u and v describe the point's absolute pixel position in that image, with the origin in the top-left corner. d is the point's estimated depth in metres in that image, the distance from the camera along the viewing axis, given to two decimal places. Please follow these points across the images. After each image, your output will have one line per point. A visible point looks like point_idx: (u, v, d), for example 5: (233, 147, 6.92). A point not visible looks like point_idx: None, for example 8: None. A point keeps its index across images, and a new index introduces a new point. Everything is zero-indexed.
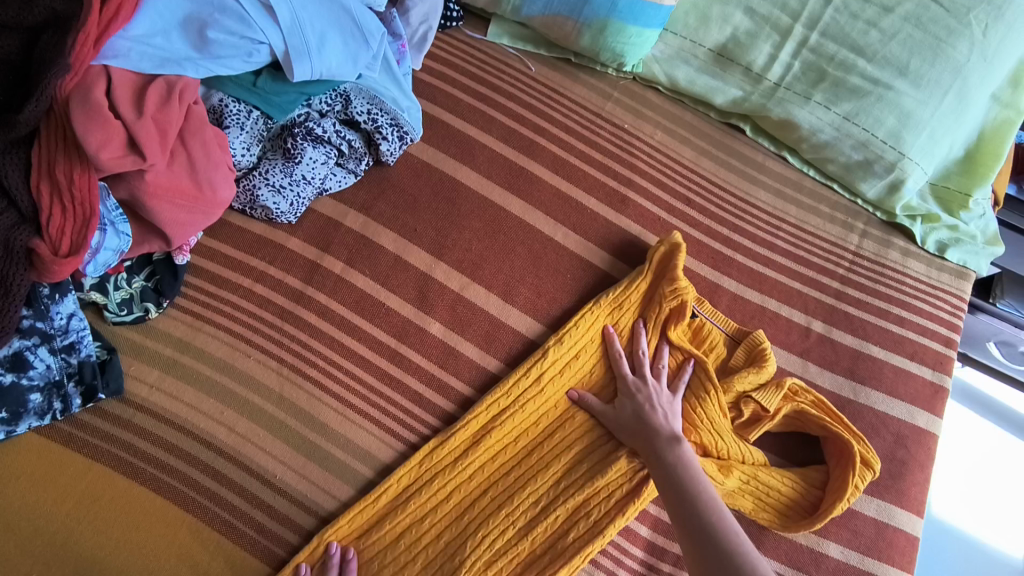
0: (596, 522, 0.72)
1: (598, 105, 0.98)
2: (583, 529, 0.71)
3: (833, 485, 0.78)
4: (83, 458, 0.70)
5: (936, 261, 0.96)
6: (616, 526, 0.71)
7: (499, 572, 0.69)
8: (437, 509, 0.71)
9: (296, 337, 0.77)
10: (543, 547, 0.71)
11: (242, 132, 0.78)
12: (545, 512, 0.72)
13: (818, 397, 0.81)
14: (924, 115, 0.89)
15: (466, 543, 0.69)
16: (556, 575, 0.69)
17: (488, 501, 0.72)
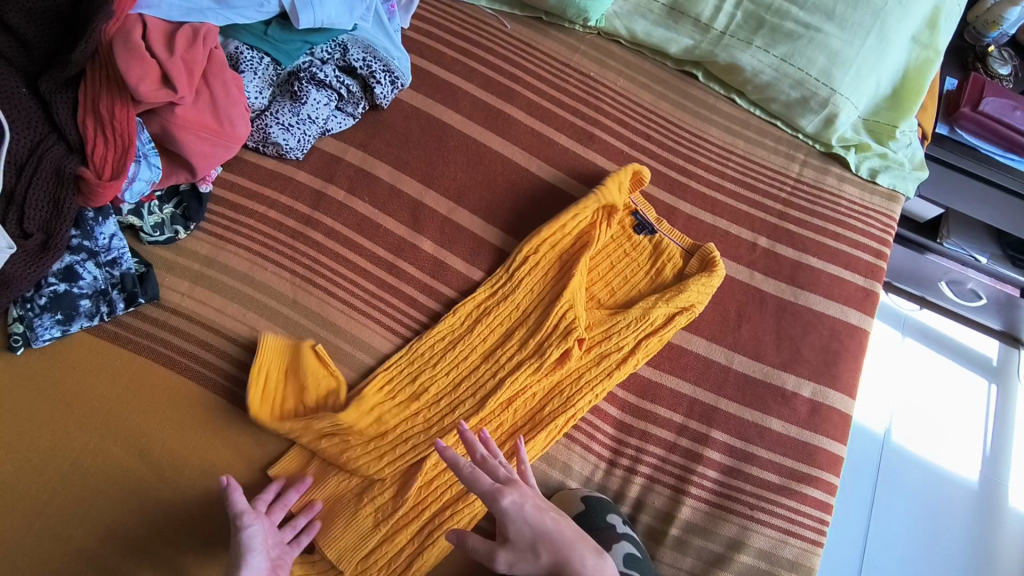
0: (568, 398, 0.84)
1: (567, 56, 1.11)
2: (557, 405, 0.84)
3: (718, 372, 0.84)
4: (128, 352, 0.82)
5: (869, 186, 1.09)
6: (584, 402, 0.84)
7: (485, 438, 0.81)
8: (430, 388, 0.83)
9: (306, 252, 0.89)
10: (523, 419, 0.83)
11: (256, 77, 0.89)
12: (524, 389, 0.84)
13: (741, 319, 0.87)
14: (850, 53, 1.03)
15: (456, 413, 0.81)
16: (535, 441, 0.82)
17: (474, 380, 0.83)
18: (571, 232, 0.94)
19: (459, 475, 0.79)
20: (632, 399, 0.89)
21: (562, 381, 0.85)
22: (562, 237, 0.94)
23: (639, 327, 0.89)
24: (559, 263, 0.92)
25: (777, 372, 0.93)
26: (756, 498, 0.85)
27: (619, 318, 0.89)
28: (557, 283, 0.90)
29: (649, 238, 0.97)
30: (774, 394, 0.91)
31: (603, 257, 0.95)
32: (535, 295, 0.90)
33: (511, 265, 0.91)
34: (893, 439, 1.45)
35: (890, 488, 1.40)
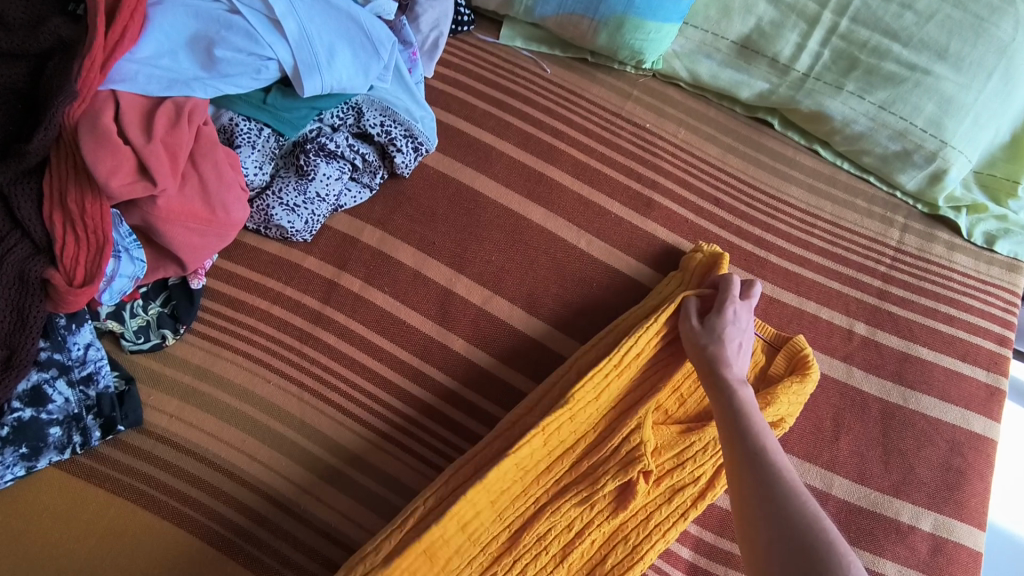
0: (634, 546, 0.69)
1: (617, 104, 0.95)
2: (621, 553, 0.69)
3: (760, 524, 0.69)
4: (105, 493, 0.68)
5: (985, 255, 0.91)
6: (656, 549, 0.69)
7: None
8: (464, 536, 0.68)
9: (316, 359, 0.75)
10: (580, 571, 0.69)
11: (254, 151, 0.76)
12: (580, 537, 0.69)
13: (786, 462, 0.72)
14: (966, 100, 0.85)
15: (497, 570, 0.67)
16: None
17: (518, 522, 0.69)
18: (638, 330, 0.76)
19: None
20: (709, 536, 0.73)
21: (627, 523, 0.70)
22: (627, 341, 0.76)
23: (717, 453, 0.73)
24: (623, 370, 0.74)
25: (888, 499, 0.76)
26: None
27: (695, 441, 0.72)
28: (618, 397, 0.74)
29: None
30: (886, 530, 0.74)
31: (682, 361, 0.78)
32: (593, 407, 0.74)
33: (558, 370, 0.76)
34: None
35: None
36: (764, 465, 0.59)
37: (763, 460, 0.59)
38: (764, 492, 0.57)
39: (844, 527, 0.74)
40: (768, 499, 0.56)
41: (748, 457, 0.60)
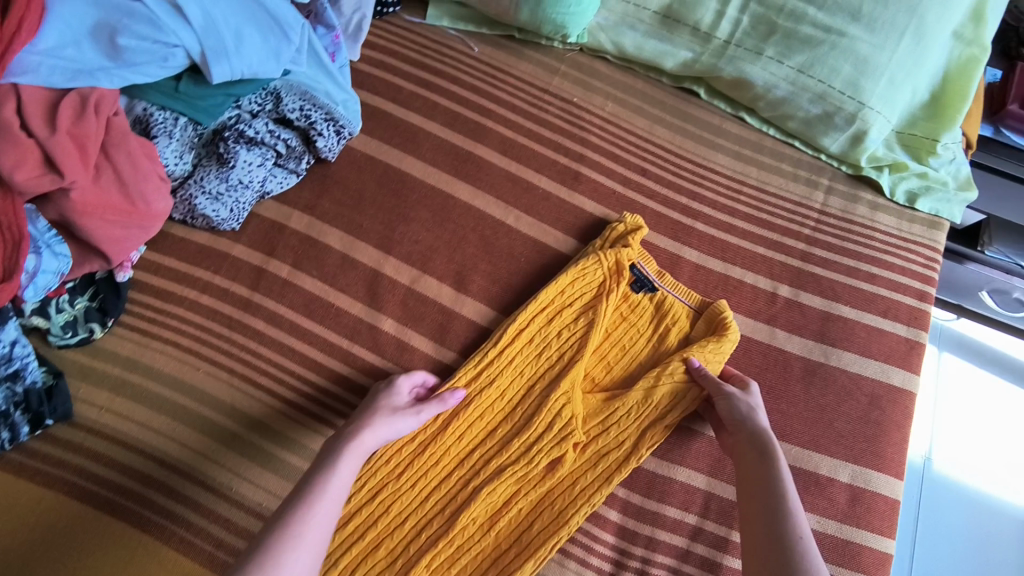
0: (560, 512, 0.71)
1: (545, 80, 0.95)
2: (548, 519, 0.70)
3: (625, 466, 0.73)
4: (36, 488, 0.68)
5: (907, 213, 0.93)
6: (582, 514, 0.71)
7: (463, 567, 0.69)
8: (392, 507, 0.70)
9: (246, 346, 0.77)
10: (509, 539, 0.70)
11: (172, 141, 0.75)
12: (508, 505, 0.71)
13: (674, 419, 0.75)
14: (881, 60, 0.86)
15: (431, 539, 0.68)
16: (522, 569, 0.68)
17: (445, 491, 0.71)
18: (569, 303, 0.80)
19: None
20: (636, 499, 0.75)
21: (553, 490, 0.72)
22: (557, 316, 0.79)
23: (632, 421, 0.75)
24: (552, 345, 0.78)
25: (809, 453, 0.78)
26: None
27: (616, 407, 0.75)
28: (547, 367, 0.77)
29: (650, 298, 0.82)
30: (806, 483, 0.77)
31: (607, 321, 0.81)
32: (522, 381, 0.76)
33: (485, 346, 0.77)
34: (933, 469, 1.38)
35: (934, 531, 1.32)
36: (768, 454, 0.70)
37: (768, 465, 0.70)
38: (756, 467, 0.70)
39: None
40: (768, 493, 0.68)
41: (757, 451, 0.71)
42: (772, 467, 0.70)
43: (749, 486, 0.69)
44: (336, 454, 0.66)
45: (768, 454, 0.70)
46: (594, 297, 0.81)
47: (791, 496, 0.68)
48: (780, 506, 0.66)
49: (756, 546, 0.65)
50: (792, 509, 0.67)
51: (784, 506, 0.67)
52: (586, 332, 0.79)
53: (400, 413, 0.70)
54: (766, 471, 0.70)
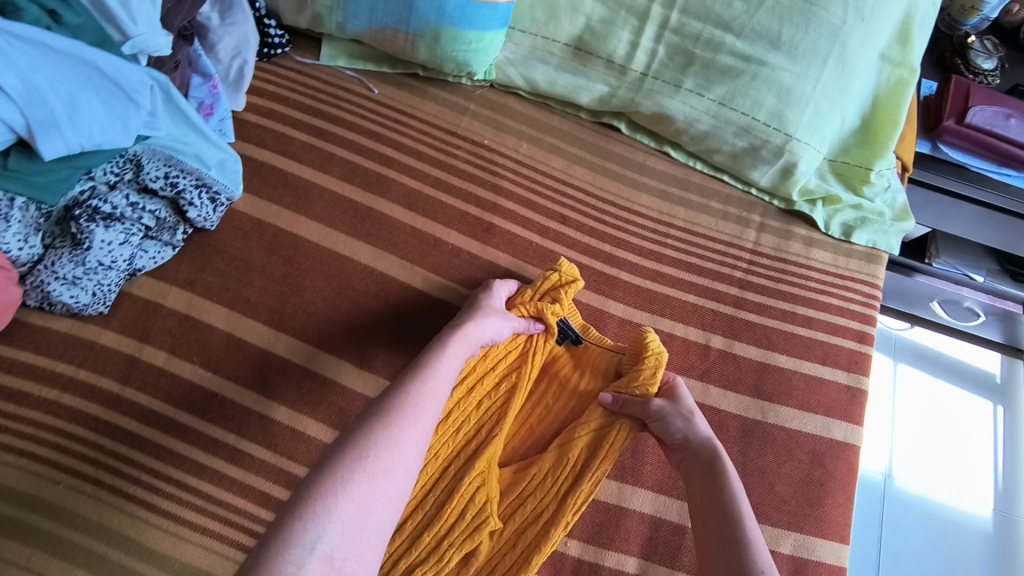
0: None
1: (453, 121, 0.88)
2: None
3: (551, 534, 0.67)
4: None
5: (844, 247, 0.88)
6: None
7: None
8: None
9: (114, 450, 0.67)
10: None
11: (11, 224, 0.65)
12: None
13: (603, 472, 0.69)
14: (805, 90, 0.81)
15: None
16: None
17: None
18: (492, 367, 0.74)
19: None
20: None
21: None
22: (477, 382, 0.73)
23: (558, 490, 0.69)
24: (469, 415, 0.71)
25: None
26: None
27: (532, 476, 0.70)
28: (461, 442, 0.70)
29: (576, 348, 0.78)
30: None
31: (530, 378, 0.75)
32: (436, 463, 0.69)
33: None
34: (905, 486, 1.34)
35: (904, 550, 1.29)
36: (715, 466, 0.66)
37: (716, 477, 0.66)
38: (703, 479, 0.66)
39: None
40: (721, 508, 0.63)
41: (703, 464, 0.67)
42: (720, 479, 0.65)
43: (700, 504, 0.65)
44: (444, 341, 0.66)
45: (715, 465, 0.66)
46: (519, 356, 0.76)
47: (744, 507, 0.63)
48: (733, 521, 0.62)
49: (717, 565, 0.60)
50: (746, 522, 0.62)
51: (739, 519, 0.62)
52: (506, 399, 0.73)
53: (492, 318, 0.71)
54: (716, 484, 0.65)
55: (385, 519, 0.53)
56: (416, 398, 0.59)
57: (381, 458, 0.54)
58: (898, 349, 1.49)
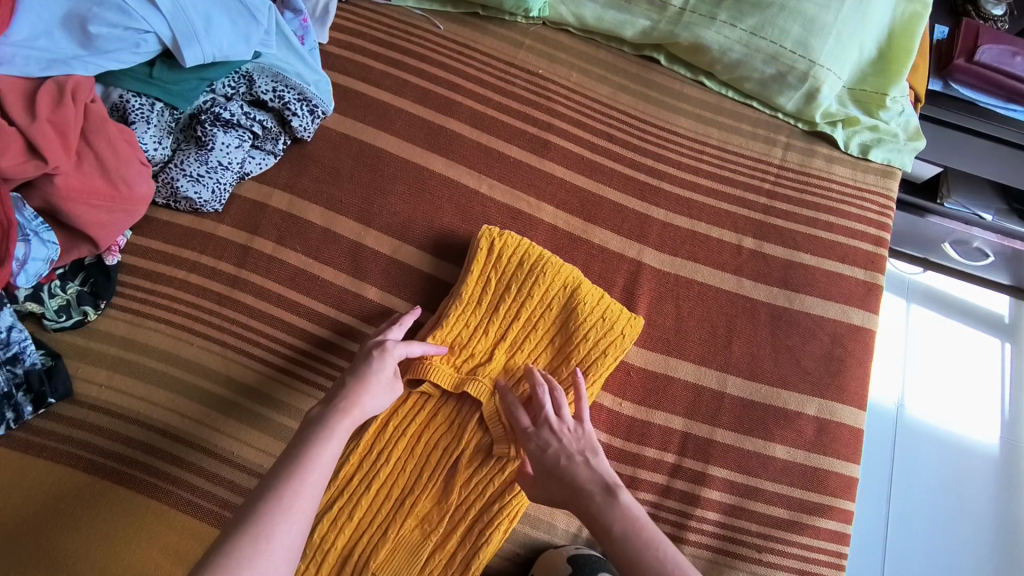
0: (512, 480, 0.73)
1: (510, 54, 0.99)
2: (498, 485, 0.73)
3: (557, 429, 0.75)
4: (44, 462, 0.73)
5: (861, 164, 0.98)
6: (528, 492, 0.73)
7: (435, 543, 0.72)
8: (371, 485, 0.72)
9: (237, 320, 0.80)
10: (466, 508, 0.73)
11: (150, 126, 0.78)
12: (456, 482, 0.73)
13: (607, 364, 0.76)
14: (828, 19, 0.91)
15: (434, 463, 0.73)
16: (491, 542, 0.71)
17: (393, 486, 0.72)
18: (489, 279, 0.79)
19: (444, 563, 0.71)
20: (618, 442, 0.80)
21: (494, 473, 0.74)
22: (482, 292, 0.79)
23: (590, 357, 0.76)
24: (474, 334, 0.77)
25: (776, 391, 0.83)
26: (763, 538, 0.77)
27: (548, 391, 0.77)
28: (503, 320, 0.78)
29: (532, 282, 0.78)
30: (775, 417, 0.82)
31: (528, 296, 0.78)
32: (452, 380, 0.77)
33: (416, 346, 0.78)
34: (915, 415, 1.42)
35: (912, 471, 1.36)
36: (575, 480, 0.67)
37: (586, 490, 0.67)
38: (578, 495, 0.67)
39: (740, 419, 0.82)
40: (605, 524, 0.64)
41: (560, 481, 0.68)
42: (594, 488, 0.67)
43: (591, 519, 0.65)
44: (328, 426, 0.63)
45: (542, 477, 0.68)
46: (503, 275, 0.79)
47: (629, 511, 0.65)
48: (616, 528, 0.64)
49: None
50: (639, 525, 0.64)
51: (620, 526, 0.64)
52: (507, 328, 0.78)
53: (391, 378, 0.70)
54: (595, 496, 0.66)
55: (297, 537, 0.56)
56: (309, 457, 0.60)
57: (258, 551, 0.53)
58: (913, 292, 1.54)
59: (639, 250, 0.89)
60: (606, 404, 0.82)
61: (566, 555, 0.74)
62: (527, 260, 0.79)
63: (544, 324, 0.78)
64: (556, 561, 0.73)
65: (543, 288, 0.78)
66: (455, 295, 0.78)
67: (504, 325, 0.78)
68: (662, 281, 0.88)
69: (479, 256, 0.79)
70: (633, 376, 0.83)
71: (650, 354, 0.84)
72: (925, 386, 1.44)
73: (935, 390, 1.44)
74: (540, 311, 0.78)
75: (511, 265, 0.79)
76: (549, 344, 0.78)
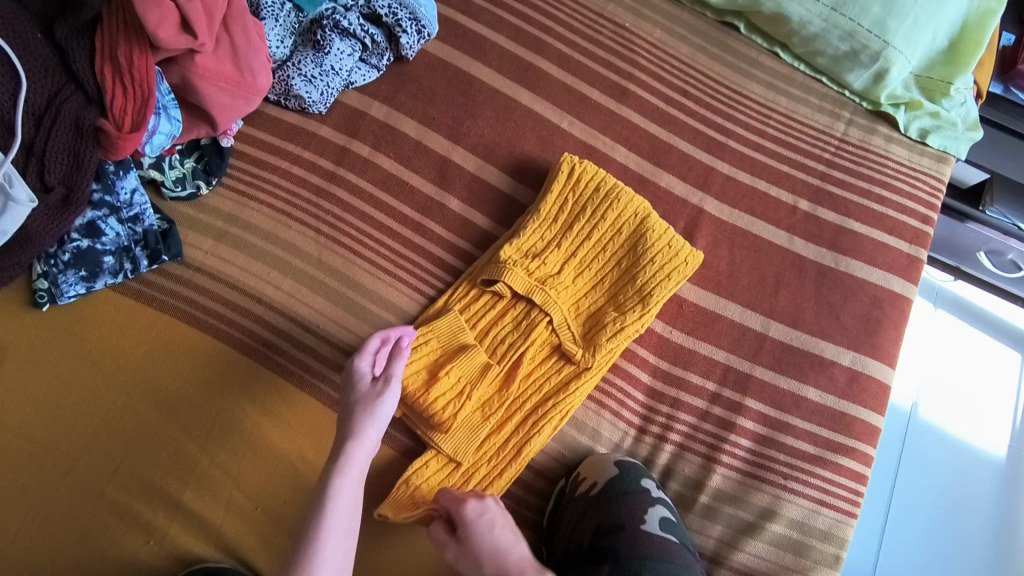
0: (569, 381, 0.80)
1: (600, 5, 1.05)
2: (555, 384, 0.80)
3: (616, 341, 0.82)
4: (153, 311, 0.81)
5: (918, 147, 1.03)
6: (581, 395, 0.80)
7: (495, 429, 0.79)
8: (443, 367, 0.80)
9: (331, 211, 0.87)
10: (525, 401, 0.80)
11: (276, 24, 0.88)
12: (518, 376, 0.80)
13: (667, 289, 0.84)
14: (907, 3, 0.96)
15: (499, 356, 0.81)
16: (542, 434, 0.78)
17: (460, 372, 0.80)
18: (566, 203, 0.86)
19: (498, 446, 0.79)
20: (664, 365, 0.87)
21: (552, 374, 0.81)
22: (559, 212, 0.86)
23: (652, 281, 0.83)
24: (549, 250, 0.85)
25: (815, 340, 0.90)
26: (789, 467, 0.84)
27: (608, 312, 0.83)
28: (575, 238, 0.85)
29: (595, 217, 0.86)
30: (811, 363, 0.88)
31: (598, 223, 0.86)
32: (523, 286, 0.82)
33: (493, 253, 0.86)
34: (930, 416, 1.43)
35: (921, 467, 1.39)
36: None
37: None
38: None
39: (779, 361, 0.88)
40: None
41: None
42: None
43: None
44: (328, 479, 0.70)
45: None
46: (579, 201, 0.86)
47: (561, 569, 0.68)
48: None
49: None
50: None
51: None
52: (578, 248, 0.85)
53: (380, 396, 0.74)
54: None
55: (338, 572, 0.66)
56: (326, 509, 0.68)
57: None
58: (942, 297, 1.55)
59: (702, 198, 0.95)
60: (656, 330, 0.89)
61: (611, 460, 0.81)
62: (603, 188, 0.86)
63: (613, 247, 0.85)
64: (603, 463, 0.81)
65: (615, 214, 0.86)
66: (535, 209, 0.86)
67: (576, 243, 0.85)
68: (719, 229, 0.94)
69: (560, 179, 0.87)
70: (685, 308, 0.90)
71: (702, 291, 0.91)
72: (943, 388, 1.46)
73: (952, 393, 1.46)
74: (610, 234, 0.86)
75: (588, 190, 0.86)
76: (615, 265, 0.85)
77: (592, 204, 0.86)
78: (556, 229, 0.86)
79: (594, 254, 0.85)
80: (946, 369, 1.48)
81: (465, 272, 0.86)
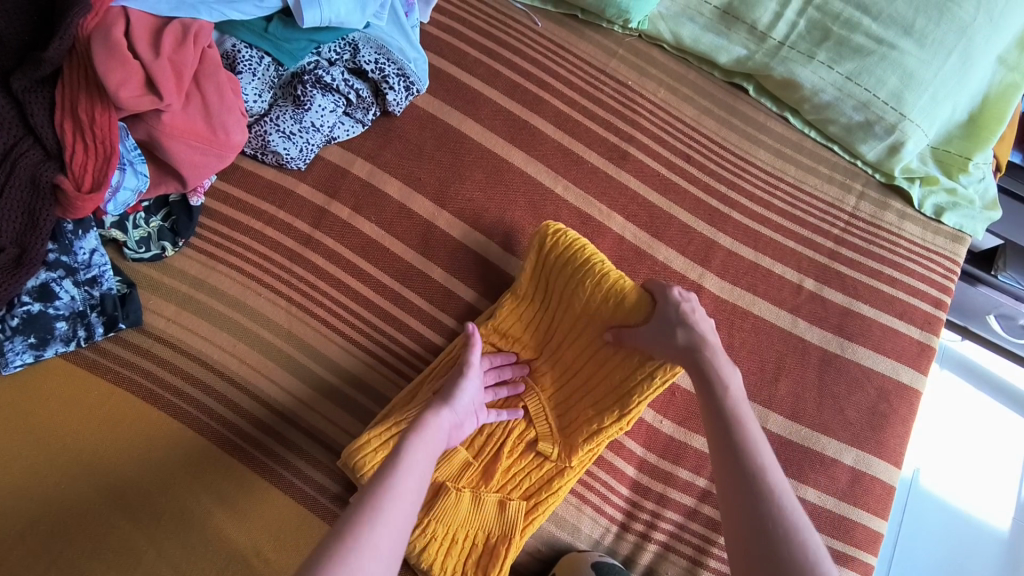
0: (548, 480, 0.75)
1: (602, 61, 1.00)
2: (532, 483, 0.75)
3: (595, 440, 0.76)
4: (106, 383, 0.75)
5: (932, 225, 0.97)
6: (560, 496, 0.74)
7: (469, 532, 0.73)
8: None
9: (305, 278, 0.82)
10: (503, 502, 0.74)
11: (254, 78, 0.82)
12: (496, 473, 0.75)
13: (654, 386, 0.74)
14: (926, 75, 0.90)
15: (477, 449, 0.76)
16: (520, 537, 0.72)
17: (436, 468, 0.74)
18: (548, 281, 0.81)
19: (472, 549, 0.72)
20: (652, 459, 0.81)
21: (531, 471, 0.76)
22: (541, 292, 0.81)
23: (634, 377, 0.75)
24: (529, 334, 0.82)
25: (817, 435, 0.84)
26: None
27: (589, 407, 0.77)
28: (555, 322, 0.81)
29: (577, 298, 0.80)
30: (811, 460, 0.83)
31: (580, 306, 0.79)
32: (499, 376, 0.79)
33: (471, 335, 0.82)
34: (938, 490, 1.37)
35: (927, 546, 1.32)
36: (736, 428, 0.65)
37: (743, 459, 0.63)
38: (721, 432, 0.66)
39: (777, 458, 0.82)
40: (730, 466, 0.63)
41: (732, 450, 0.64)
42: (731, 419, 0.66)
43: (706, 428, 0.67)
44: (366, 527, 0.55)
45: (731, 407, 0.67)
46: (561, 279, 0.80)
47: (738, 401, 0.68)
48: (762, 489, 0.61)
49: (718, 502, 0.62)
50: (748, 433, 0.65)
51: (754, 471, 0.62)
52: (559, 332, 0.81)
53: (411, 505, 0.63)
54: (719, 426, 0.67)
55: None
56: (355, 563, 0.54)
57: None
58: (949, 360, 1.50)
59: (701, 274, 0.90)
60: (646, 418, 0.83)
61: (590, 558, 0.74)
62: (588, 264, 0.79)
63: (594, 333, 0.79)
64: (579, 563, 0.73)
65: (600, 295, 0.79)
66: (513, 289, 0.81)
67: (557, 327, 0.81)
68: (719, 308, 0.88)
69: (541, 254, 0.81)
70: (677, 396, 0.84)
71: None
72: (952, 460, 1.39)
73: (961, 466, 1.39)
74: (592, 318, 0.79)
75: (571, 266, 0.80)
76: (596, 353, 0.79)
77: (574, 282, 0.79)
78: (537, 310, 0.81)
79: (575, 340, 0.80)
80: (955, 440, 1.41)
81: (442, 351, 0.80)
